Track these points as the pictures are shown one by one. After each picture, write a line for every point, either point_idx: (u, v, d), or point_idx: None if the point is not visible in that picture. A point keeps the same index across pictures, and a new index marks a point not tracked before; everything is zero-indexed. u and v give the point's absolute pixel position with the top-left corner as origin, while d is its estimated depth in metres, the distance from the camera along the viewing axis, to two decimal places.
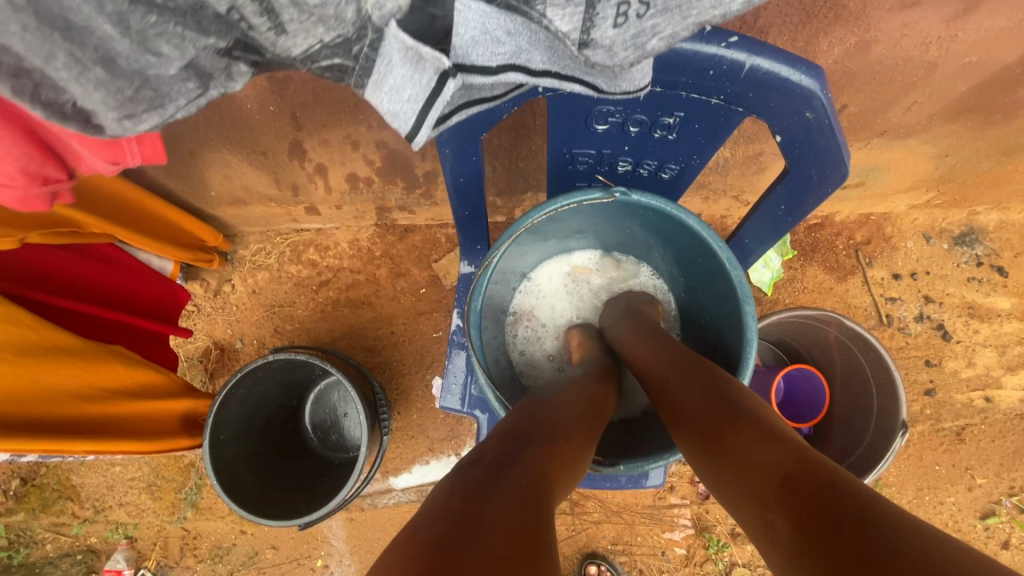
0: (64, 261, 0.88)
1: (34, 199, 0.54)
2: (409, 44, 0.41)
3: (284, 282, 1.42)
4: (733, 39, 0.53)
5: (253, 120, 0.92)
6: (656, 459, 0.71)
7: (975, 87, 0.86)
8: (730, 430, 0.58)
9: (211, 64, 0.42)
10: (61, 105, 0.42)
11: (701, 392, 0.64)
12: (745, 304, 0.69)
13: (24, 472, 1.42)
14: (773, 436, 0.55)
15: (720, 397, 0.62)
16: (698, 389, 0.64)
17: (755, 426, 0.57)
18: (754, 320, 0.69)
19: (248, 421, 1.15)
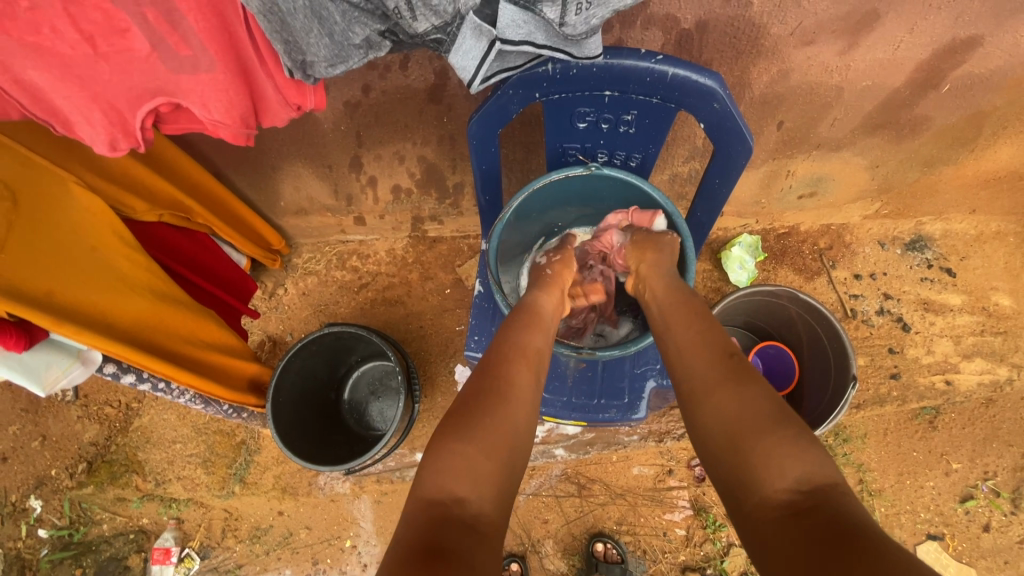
0: (179, 239, 1.11)
1: (239, 137, 0.69)
2: (477, 24, 0.56)
3: (329, 285, 1.64)
4: (660, 56, 0.79)
5: (327, 138, 1.21)
6: (620, 348, 0.90)
7: (879, 105, 1.14)
8: (762, 441, 0.61)
9: (374, 39, 0.58)
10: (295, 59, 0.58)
11: (744, 396, 0.65)
12: (687, 242, 0.91)
13: (92, 455, 1.65)
14: (811, 456, 0.59)
15: (762, 406, 0.63)
16: (743, 391, 0.65)
17: (796, 442, 0.60)
18: (694, 257, 0.91)
19: (299, 391, 1.35)
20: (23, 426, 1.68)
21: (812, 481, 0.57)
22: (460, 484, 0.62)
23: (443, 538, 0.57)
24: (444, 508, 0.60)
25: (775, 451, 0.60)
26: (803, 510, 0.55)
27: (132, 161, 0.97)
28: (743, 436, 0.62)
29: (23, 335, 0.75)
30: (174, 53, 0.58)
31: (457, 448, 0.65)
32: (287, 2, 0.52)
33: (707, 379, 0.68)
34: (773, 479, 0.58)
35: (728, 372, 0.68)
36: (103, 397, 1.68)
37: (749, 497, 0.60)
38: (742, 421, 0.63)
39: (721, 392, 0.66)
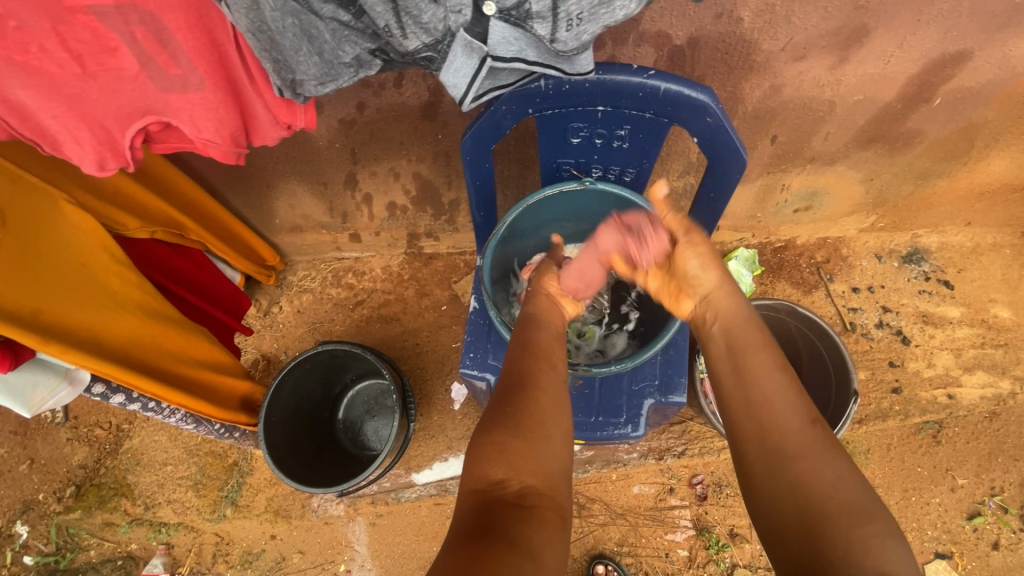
0: (173, 257, 1.10)
1: (229, 156, 0.68)
2: (468, 41, 0.55)
3: (325, 302, 1.62)
4: (652, 71, 0.79)
5: (322, 155, 1.21)
6: (617, 364, 0.88)
7: (871, 119, 1.15)
8: (849, 536, 0.53)
9: (365, 58, 0.57)
10: (286, 78, 0.58)
11: (829, 478, 0.58)
12: None
13: (80, 478, 1.62)
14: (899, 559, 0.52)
15: (846, 488, 0.57)
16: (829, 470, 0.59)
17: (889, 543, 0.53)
18: None
19: (293, 410, 1.33)
20: (11, 448, 1.65)
21: None
22: (495, 468, 0.61)
23: (490, 520, 0.55)
24: (483, 491, 0.59)
25: (867, 542, 0.53)
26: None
27: (123, 178, 0.97)
28: (824, 519, 0.55)
29: (8, 355, 0.73)
30: (164, 71, 0.58)
31: (486, 438, 0.64)
32: (276, 21, 0.52)
33: (787, 447, 0.62)
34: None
35: (812, 443, 0.62)
36: (94, 418, 1.66)
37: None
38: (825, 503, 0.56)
39: (803, 465, 0.60)
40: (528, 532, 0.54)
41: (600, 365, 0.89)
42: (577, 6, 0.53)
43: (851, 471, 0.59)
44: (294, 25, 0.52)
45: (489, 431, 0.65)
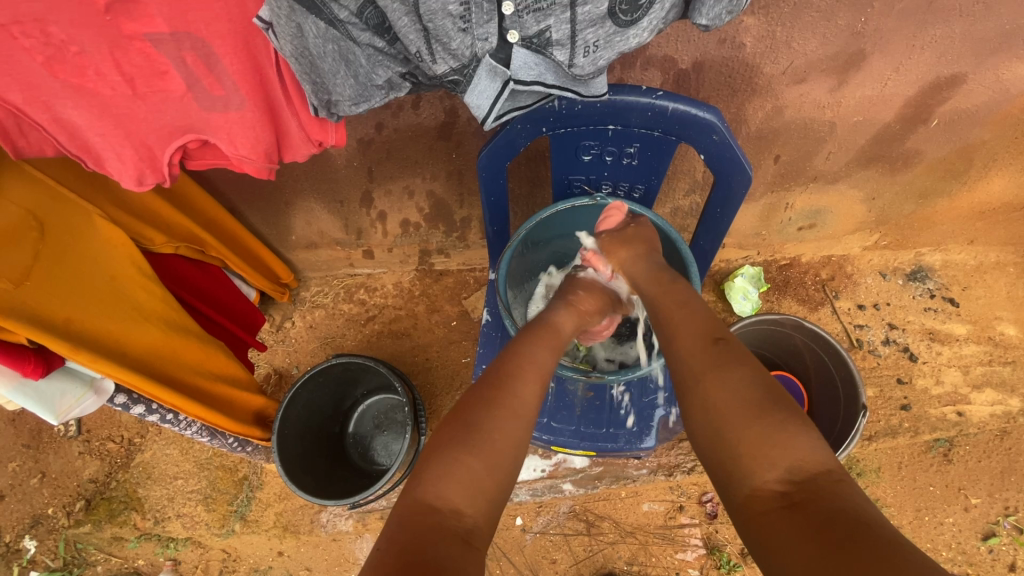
0: (194, 272, 1.14)
1: (262, 171, 0.71)
2: (492, 66, 0.59)
3: (337, 318, 1.65)
4: (660, 93, 0.83)
5: (339, 174, 1.25)
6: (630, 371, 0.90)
7: (870, 140, 1.19)
8: (750, 435, 0.60)
9: (396, 81, 0.61)
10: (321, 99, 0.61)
11: (728, 387, 0.65)
12: (691, 267, 0.92)
13: (91, 492, 1.63)
14: (801, 446, 0.58)
15: (750, 397, 0.63)
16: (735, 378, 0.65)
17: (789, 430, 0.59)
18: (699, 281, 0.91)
19: (306, 423, 1.35)
20: (23, 462, 1.67)
21: (804, 472, 0.57)
22: (459, 494, 0.61)
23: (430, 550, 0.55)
24: (441, 517, 0.59)
25: (762, 440, 0.59)
26: (794, 504, 0.55)
27: (151, 196, 1.01)
28: (731, 427, 0.62)
29: (40, 362, 0.76)
30: (208, 93, 0.62)
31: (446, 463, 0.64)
32: (317, 46, 0.56)
33: (702, 368, 0.68)
34: (762, 471, 0.58)
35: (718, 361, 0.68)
36: (106, 431, 1.67)
37: (742, 491, 0.59)
38: (727, 414, 0.63)
39: (708, 384, 0.66)
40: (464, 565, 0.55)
41: (614, 372, 0.91)
42: (594, 34, 0.57)
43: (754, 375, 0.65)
44: (332, 51, 0.56)
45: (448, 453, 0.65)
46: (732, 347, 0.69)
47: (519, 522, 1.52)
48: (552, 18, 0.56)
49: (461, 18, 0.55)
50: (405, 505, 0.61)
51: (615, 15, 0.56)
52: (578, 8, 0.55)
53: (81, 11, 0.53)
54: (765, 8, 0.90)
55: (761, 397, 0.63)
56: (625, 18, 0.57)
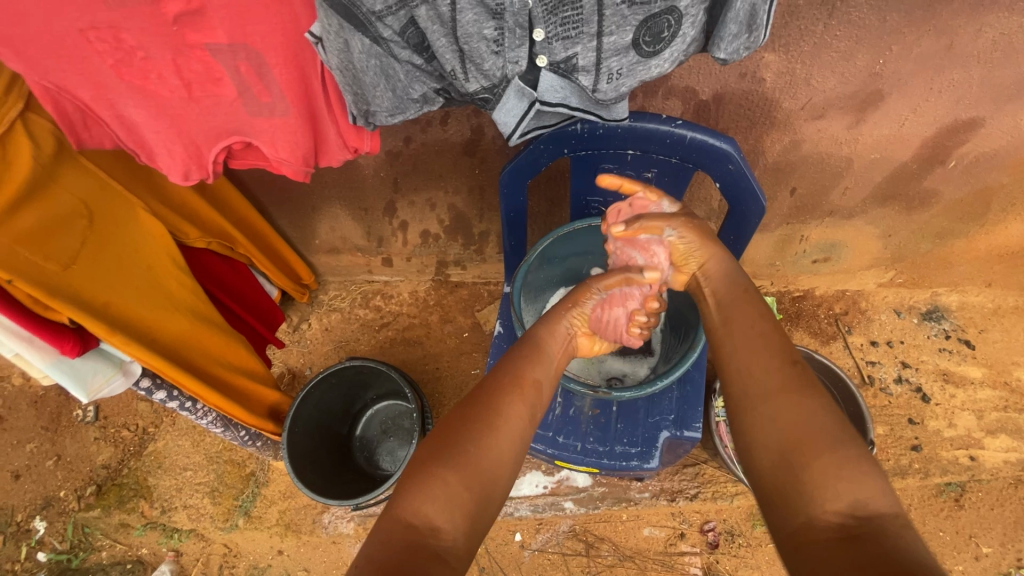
0: (221, 267, 1.20)
1: (298, 175, 0.76)
2: (521, 87, 0.63)
3: (352, 322, 1.69)
4: (679, 121, 0.86)
5: (366, 182, 1.31)
6: (636, 390, 0.91)
7: (887, 177, 1.21)
8: (822, 458, 0.58)
9: (431, 96, 0.65)
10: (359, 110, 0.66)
11: (802, 408, 0.62)
12: None
13: (102, 478, 1.67)
14: (872, 485, 0.56)
15: (825, 424, 0.60)
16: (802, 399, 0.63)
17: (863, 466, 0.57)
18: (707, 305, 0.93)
19: (315, 423, 1.38)
20: (40, 444, 1.72)
21: (870, 510, 0.54)
22: (438, 511, 0.60)
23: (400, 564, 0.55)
24: (418, 534, 0.59)
25: (831, 470, 0.57)
26: (855, 535, 0.53)
27: (189, 192, 1.07)
28: (798, 450, 0.59)
29: (78, 342, 0.79)
30: (256, 100, 0.67)
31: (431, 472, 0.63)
32: (361, 61, 0.60)
33: (769, 385, 0.66)
34: (826, 499, 0.56)
35: (790, 381, 0.66)
36: (122, 419, 1.73)
37: (795, 516, 0.57)
38: (801, 437, 0.60)
39: (777, 400, 0.64)
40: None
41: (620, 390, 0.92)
42: (618, 62, 0.61)
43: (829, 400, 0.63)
44: (374, 66, 0.60)
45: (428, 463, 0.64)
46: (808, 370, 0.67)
47: (517, 539, 1.51)
48: (580, 45, 0.59)
49: (495, 42, 0.58)
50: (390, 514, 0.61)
51: (638, 46, 0.60)
52: (604, 38, 0.59)
53: (151, 21, 0.58)
54: (785, 46, 0.93)
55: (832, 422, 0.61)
56: (648, 48, 0.60)
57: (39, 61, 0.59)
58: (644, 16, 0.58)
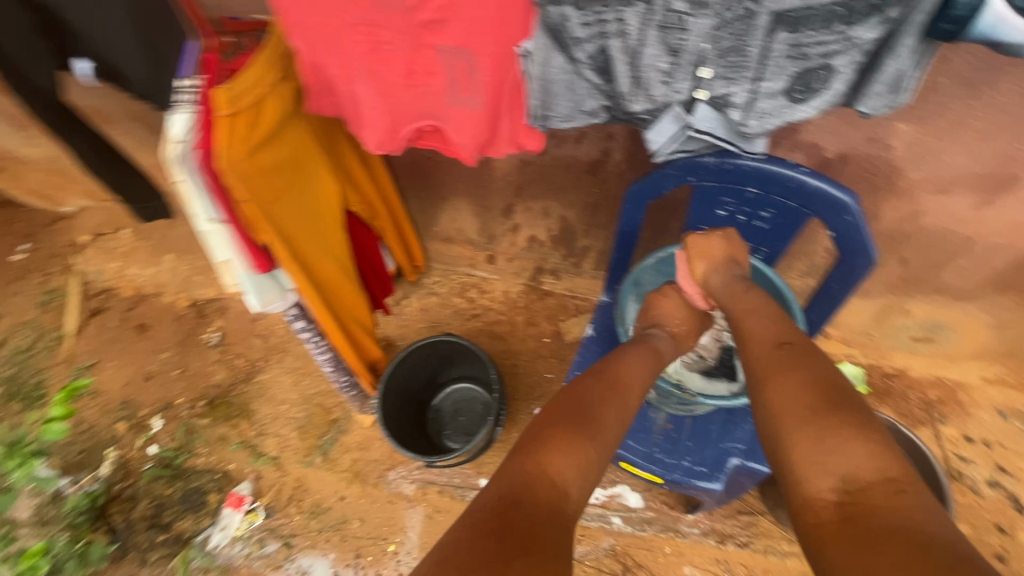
0: (360, 231, 1.40)
1: (471, 159, 0.93)
2: (677, 114, 0.75)
3: (446, 308, 1.85)
4: (805, 169, 0.92)
5: (494, 184, 1.49)
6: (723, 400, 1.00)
7: (1010, 265, 1.19)
8: (804, 436, 0.67)
9: (601, 110, 0.79)
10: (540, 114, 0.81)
11: (786, 386, 0.74)
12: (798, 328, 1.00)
13: (214, 395, 1.94)
14: (853, 454, 0.63)
15: (804, 398, 0.71)
16: (795, 383, 0.74)
17: (846, 435, 0.64)
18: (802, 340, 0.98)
19: (404, 384, 1.53)
20: (172, 354, 2.03)
21: (861, 481, 0.60)
22: (566, 476, 0.73)
23: (537, 510, 0.67)
24: (546, 487, 0.71)
25: (813, 436, 0.66)
26: (849, 506, 0.59)
27: (356, 165, 1.29)
28: (786, 430, 0.70)
29: (265, 262, 0.99)
30: (458, 95, 0.83)
31: (567, 441, 0.77)
32: (554, 77, 0.75)
33: (762, 373, 0.79)
34: (819, 478, 0.63)
35: (778, 363, 0.78)
36: (238, 349, 2.00)
37: (799, 495, 0.64)
38: (787, 415, 0.71)
39: (767, 385, 0.76)
40: (564, 534, 0.66)
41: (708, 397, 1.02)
42: (768, 104, 0.71)
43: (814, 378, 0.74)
44: (563, 81, 0.75)
45: (564, 436, 0.77)
46: (795, 351, 0.79)
47: None
48: (737, 86, 0.70)
49: (666, 74, 0.70)
50: (522, 462, 0.74)
51: (789, 93, 0.70)
52: (760, 83, 0.69)
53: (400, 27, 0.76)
54: (921, 118, 0.98)
55: (820, 400, 0.70)
56: (798, 96, 0.70)
57: (319, 46, 0.80)
58: (800, 70, 0.67)
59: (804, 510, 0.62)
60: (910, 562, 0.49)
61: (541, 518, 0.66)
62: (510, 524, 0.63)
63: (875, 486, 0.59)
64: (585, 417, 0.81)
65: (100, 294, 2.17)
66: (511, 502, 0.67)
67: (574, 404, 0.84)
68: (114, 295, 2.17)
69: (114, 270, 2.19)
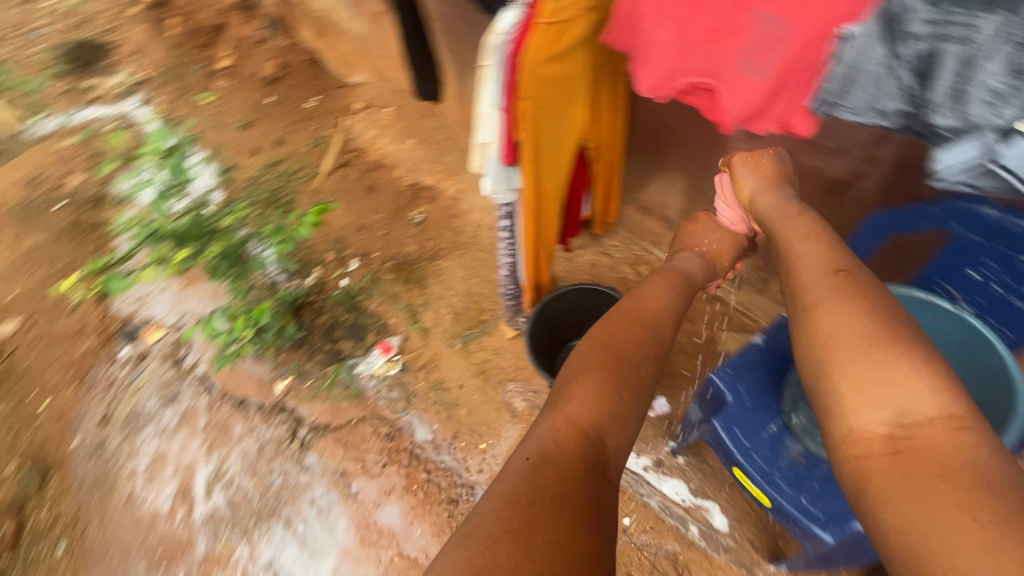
0: (580, 167, 1.53)
1: (731, 127, 0.96)
2: (987, 141, 0.71)
3: (614, 271, 1.94)
4: None
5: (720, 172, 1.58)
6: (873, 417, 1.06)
7: None
8: (853, 368, 0.79)
9: (898, 116, 0.77)
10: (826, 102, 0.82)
11: (835, 316, 0.86)
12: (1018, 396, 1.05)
13: (401, 261, 2.32)
14: (913, 391, 0.74)
15: (860, 329, 0.82)
16: (847, 312, 0.85)
17: (906, 370, 0.76)
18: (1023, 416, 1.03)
19: (557, 314, 1.69)
20: (382, 218, 2.46)
21: (916, 419, 0.72)
22: (594, 428, 0.89)
23: (561, 459, 0.83)
24: (583, 437, 0.87)
25: (861, 363, 0.79)
26: (897, 438, 0.72)
27: (605, 106, 1.40)
28: (838, 365, 0.81)
29: (511, 154, 1.17)
30: (752, 60, 0.86)
31: (598, 393, 0.94)
32: (865, 67, 0.75)
33: (811, 299, 0.92)
34: (870, 412, 0.75)
35: (835, 291, 0.90)
36: (434, 234, 2.38)
37: (846, 424, 0.77)
38: (835, 341, 0.83)
39: (818, 310, 0.89)
40: (593, 482, 0.82)
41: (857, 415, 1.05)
42: None
43: (860, 304, 0.86)
44: (872, 74, 0.75)
45: (591, 396, 0.93)
46: (849, 276, 0.92)
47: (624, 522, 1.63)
48: None
49: (998, 97, 0.67)
50: (556, 420, 0.91)
51: None
52: None
53: None
54: None
55: (874, 330, 0.81)
56: None
57: None
58: None
59: (851, 439, 0.76)
60: (969, 492, 0.61)
61: (560, 468, 0.81)
62: (534, 472, 0.81)
63: (934, 422, 0.71)
64: (615, 367, 1.00)
65: (352, 151, 2.69)
66: (540, 457, 0.83)
67: (606, 351, 1.03)
68: (361, 156, 2.67)
69: (371, 137, 2.71)
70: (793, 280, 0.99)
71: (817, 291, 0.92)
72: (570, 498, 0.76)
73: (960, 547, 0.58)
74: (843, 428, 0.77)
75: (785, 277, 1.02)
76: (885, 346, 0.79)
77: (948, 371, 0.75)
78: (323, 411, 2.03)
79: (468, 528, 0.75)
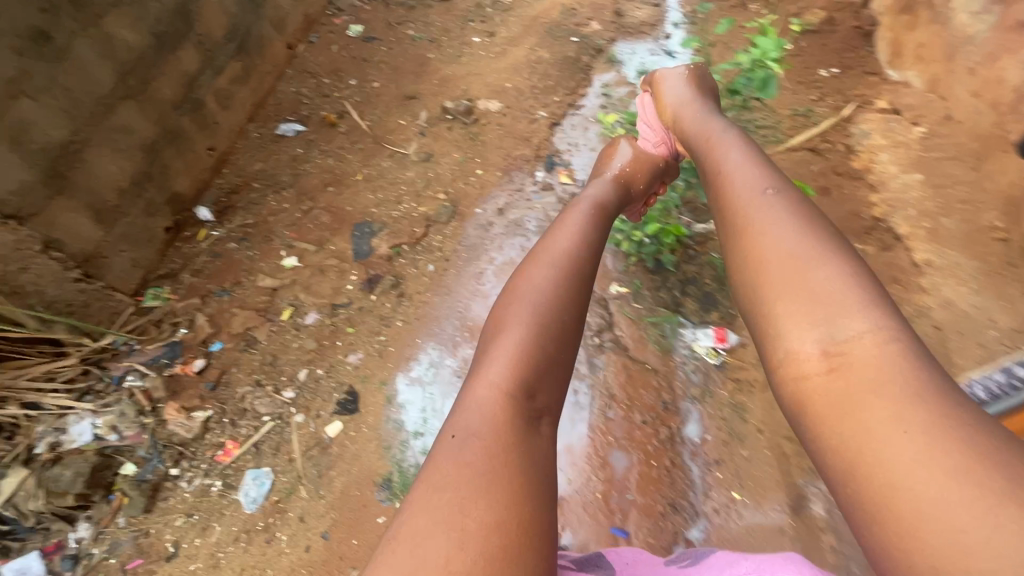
0: None
1: None
2: None
3: None
4: None
5: None
6: None
7: None
8: (784, 302, 0.97)
9: None
10: None
11: (770, 245, 1.05)
12: None
13: None
14: (848, 318, 0.89)
15: (786, 250, 1.03)
16: (772, 236, 1.07)
17: (833, 280, 0.94)
18: None
19: None
20: None
21: (845, 337, 0.87)
22: (516, 394, 1.03)
23: (482, 431, 0.96)
24: (512, 402, 1.02)
25: (801, 295, 0.96)
26: (831, 363, 0.86)
27: None
28: (766, 294, 1.00)
29: None
30: None
31: (523, 346, 1.10)
32: None
33: (746, 221, 1.15)
34: (803, 339, 0.91)
35: (780, 213, 1.11)
36: None
37: (784, 352, 0.93)
38: (767, 265, 1.03)
39: (757, 230, 1.10)
40: (516, 455, 0.93)
41: None
42: None
43: (794, 227, 1.07)
44: None
45: (513, 357, 1.09)
46: (792, 201, 1.14)
47: None
48: None
49: None
50: (476, 391, 1.05)
51: None
52: None
53: None
54: None
55: (798, 252, 1.01)
56: None
57: None
58: None
59: (793, 364, 0.91)
60: (912, 410, 0.76)
61: (478, 442, 0.94)
62: (460, 445, 0.94)
63: (864, 337, 0.86)
64: (539, 313, 1.17)
65: (838, 145, 2.39)
66: (459, 432, 0.97)
67: (522, 297, 1.22)
68: (841, 155, 2.37)
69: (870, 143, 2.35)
70: (736, 204, 1.21)
71: (755, 216, 1.14)
72: (497, 478, 0.87)
73: (929, 494, 0.69)
74: (783, 353, 0.93)
75: (726, 201, 1.25)
76: (817, 262, 0.98)
77: (846, 263, 0.97)
78: (630, 335, 2.06)
79: (401, 529, 0.83)
